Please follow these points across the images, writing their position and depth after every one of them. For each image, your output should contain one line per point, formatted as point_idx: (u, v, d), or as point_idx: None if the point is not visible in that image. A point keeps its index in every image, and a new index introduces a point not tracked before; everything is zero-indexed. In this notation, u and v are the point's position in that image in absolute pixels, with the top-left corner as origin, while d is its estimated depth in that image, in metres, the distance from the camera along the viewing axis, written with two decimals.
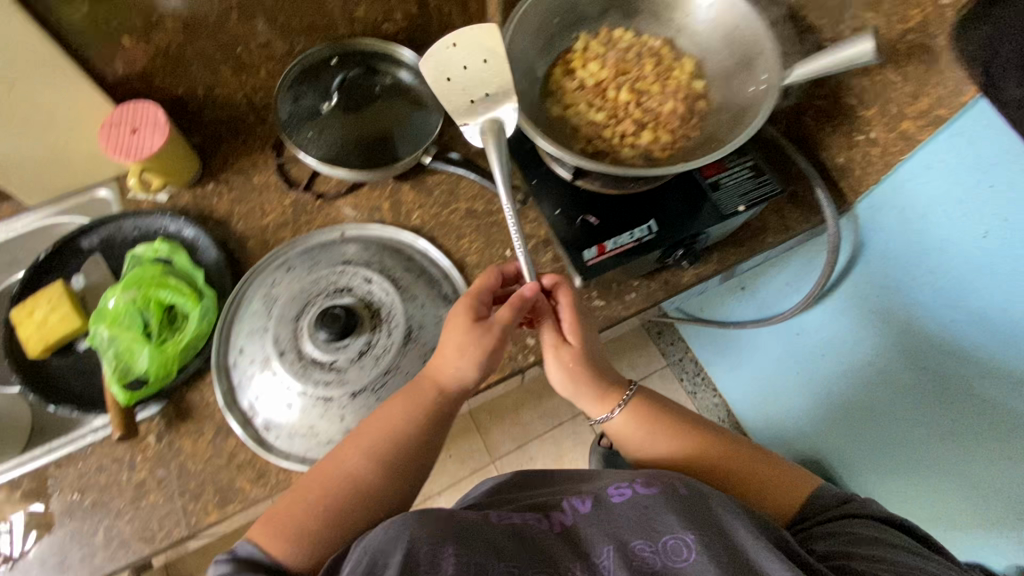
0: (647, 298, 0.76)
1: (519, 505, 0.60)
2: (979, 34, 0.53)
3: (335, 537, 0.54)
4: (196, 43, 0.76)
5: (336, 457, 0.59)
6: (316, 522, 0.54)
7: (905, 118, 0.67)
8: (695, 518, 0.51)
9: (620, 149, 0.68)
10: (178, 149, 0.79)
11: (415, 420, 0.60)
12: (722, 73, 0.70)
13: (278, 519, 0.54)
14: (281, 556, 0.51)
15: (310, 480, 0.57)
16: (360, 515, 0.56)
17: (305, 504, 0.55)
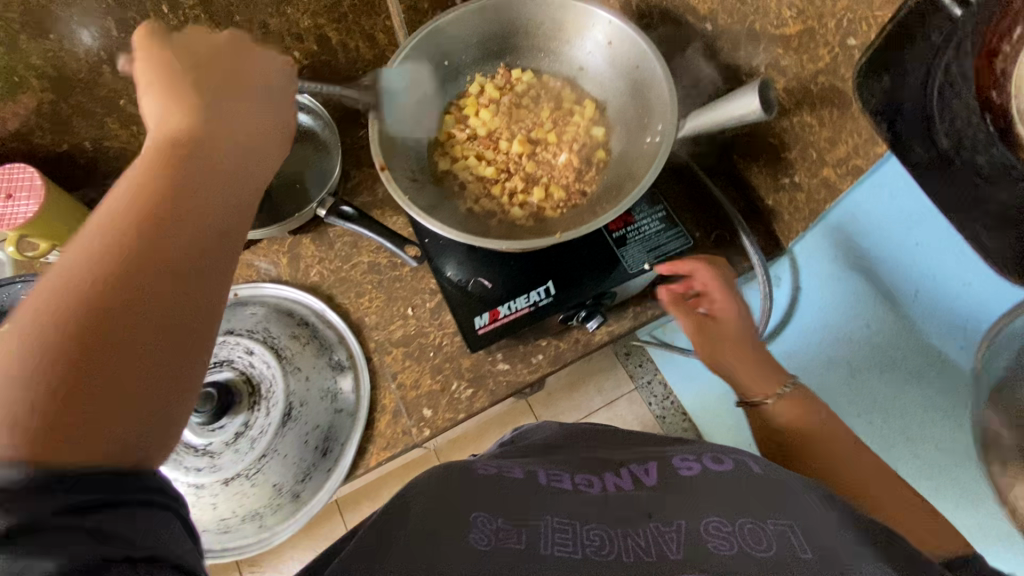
0: (555, 361, 0.70)
1: (587, 465, 0.56)
2: (881, 86, 0.46)
3: (158, 413, 0.30)
4: (72, 100, 0.72)
5: (78, 257, 0.31)
6: (77, 420, 0.27)
7: (825, 164, 0.60)
8: (781, 501, 0.46)
9: (509, 209, 0.63)
10: (62, 210, 0.75)
11: (258, 178, 0.41)
12: (623, 118, 0.65)
13: (31, 402, 0.27)
14: (41, 454, 0.26)
15: (64, 259, 0.30)
16: (185, 316, 0.32)
17: (55, 330, 0.28)
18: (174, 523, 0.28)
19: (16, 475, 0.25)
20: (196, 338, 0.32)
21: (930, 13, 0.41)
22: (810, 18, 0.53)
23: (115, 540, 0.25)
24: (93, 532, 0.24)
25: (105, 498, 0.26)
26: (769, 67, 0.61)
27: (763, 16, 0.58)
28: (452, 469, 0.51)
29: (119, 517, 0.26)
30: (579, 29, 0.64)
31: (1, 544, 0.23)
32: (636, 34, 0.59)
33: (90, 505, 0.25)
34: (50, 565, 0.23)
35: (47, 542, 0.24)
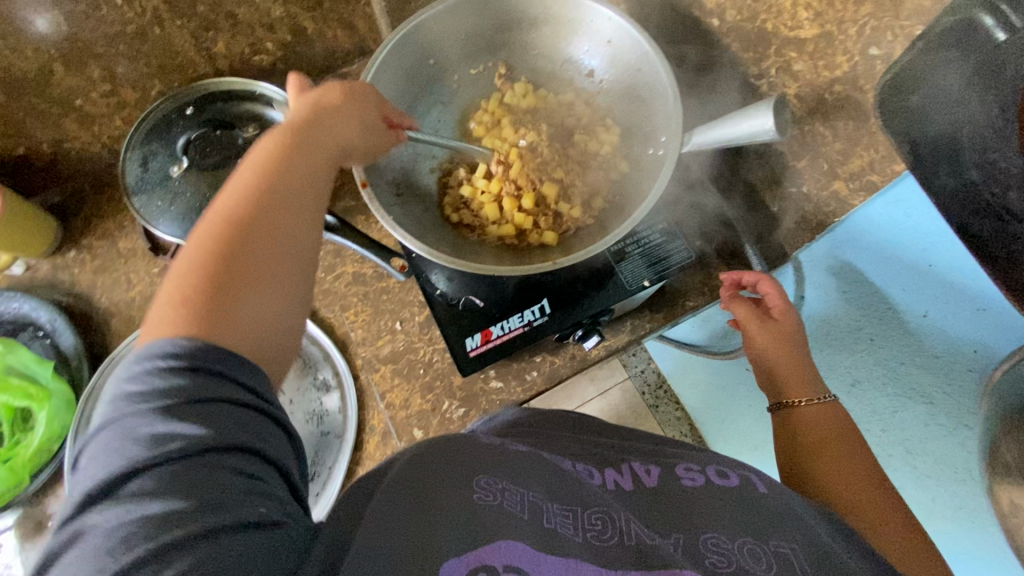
0: (550, 378, 0.67)
1: (576, 454, 0.52)
2: (909, 104, 0.43)
3: (268, 320, 0.38)
4: (24, 101, 0.66)
5: (230, 195, 0.40)
6: (230, 297, 0.36)
7: (836, 177, 0.58)
8: (784, 518, 0.44)
9: (495, 226, 0.62)
10: (24, 217, 0.69)
11: (332, 155, 0.47)
12: (626, 128, 0.61)
13: (196, 274, 0.37)
14: (205, 323, 0.35)
15: (219, 203, 0.40)
16: (280, 264, 0.39)
17: (221, 251, 0.38)
18: (264, 423, 0.33)
19: (191, 339, 0.34)
20: (287, 285, 0.40)
21: (974, 34, 0.37)
22: (828, 21, 0.51)
23: (223, 432, 0.31)
24: (219, 406, 0.32)
25: (235, 380, 0.34)
26: (780, 72, 0.56)
27: (776, 16, 0.54)
28: (448, 440, 0.45)
29: (235, 412, 0.32)
30: (578, 26, 0.59)
31: (168, 391, 0.32)
32: (640, 34, 0.53)
33: (224, 380, 0.33)
34: (193, 433, 0.31)
35: (194, 410, 0.31)
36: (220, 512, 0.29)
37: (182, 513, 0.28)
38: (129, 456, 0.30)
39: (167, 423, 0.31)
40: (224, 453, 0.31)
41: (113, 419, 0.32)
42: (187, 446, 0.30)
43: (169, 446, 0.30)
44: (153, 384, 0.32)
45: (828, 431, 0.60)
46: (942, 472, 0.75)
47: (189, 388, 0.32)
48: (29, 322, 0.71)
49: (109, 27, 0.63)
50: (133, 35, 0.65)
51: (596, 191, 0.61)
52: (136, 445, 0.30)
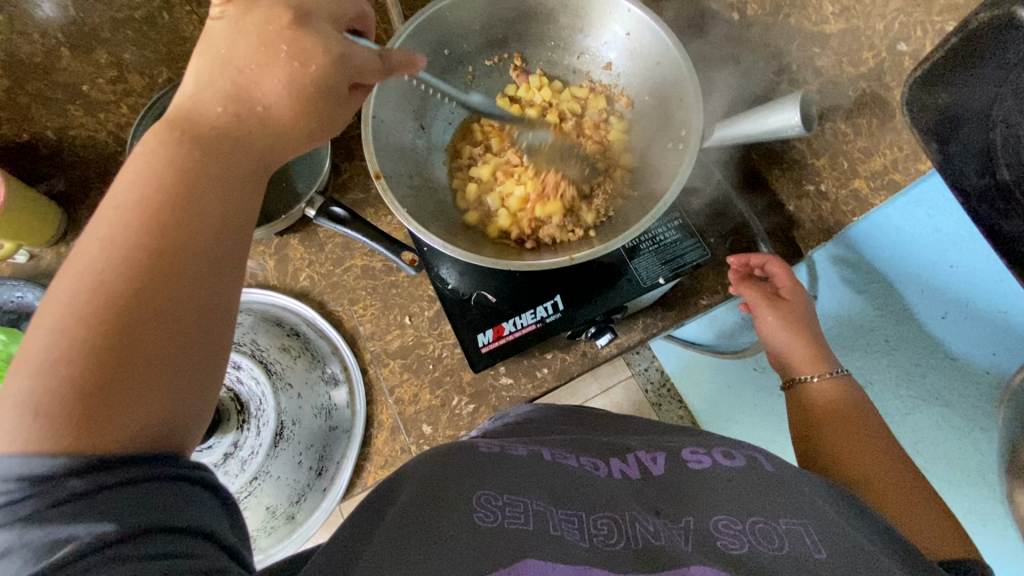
0: (560, 376, 0.67)
1: (586, 440, 0.52)
2: (936, 102, 0.42)
3: (167, 404, 0.30)
4: None
5: (103, 244, 0.31)
6: (109, 394, 0.29)
7: (856, 175, 0.56)
8: (798, 501, 0.43)
9: (508, 220, 0.61)
10: (29, 205, 0.68)
11: (254, 162, 0.38)
12: (643, 122, 0.60)
13: (61, 372, 0.28)
14: (75, 436, 0.28)
15: (86, 264, 0.31)
16: (183, 334, 0.32)
17: (96, 336, 0.29)
18: (187, 492, 0.28)
19: (55, 461, 0.27)
20: (198, 350, 0.32)
21: (1005, 32, 0.36)
22: (855, 16, 0.49)
23: (127, 517, 0.26)
24: (106, 500, 0.26)
25: (128, 470, 0.28)
26: (802, 66, 0.55)
27: (800, 8, 0.52)
28: (448, 450, 0.45)
29: (137, 495, 0.27)
30: (597, 18, 0.58)
31: (37, 501, 0.26)
32: (661, 27, 0.52)
33: (130, 466, 0.28)
34: (90, 530, 0.25)
35: (84, 506, 0.26)
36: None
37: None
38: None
39: (46, 529, 0.25)
40: (137, 537, 0.26)
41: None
42: (86, 544, 0.25)
43: (64, 550, 0.25)
44: (13, 498, 0.26)
45: (843, 403, 0.60)
46: (955, 472, 0.74)
47: (65, 488, 0.26)
48: (32, 311, 0.71)
49: None
50: None
51: (610, 185, 0.60)
52: (8, 567, 0.25)
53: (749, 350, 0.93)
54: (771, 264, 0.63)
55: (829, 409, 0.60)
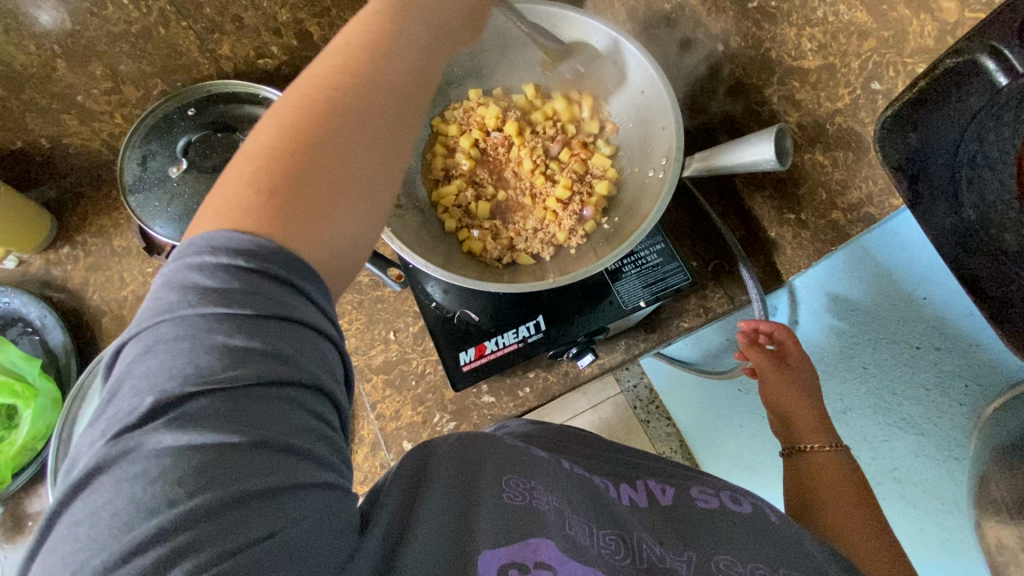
0: (542, 395, 0.67)
1: (595, 465, 0.52)
2: (905, 142, 0.43)
3: (353, 231, 0.34)
4: (24, 96, 0.66)
5: (316, 79, 0.34)
6: (301, 203, 0.31)
7: (834, 207, 0.57)
8: (792, 547, 0.44)
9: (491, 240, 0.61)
10: (18, 212, 0.69)
11: (440, 31, 0.40)
12: (626, 145, 0.61)
13: (262, 176, 0.31)
14: (272, 222, 0.30)
15: (300, 87, 0.34)
16: (369, 165, 0.35)
17: (294, 151, 0.32)
18: (324, 352, 0.30)
19: (258, 243, 0.29)
20: (375, 185, 0.35)
21: (974, 77, 0.37)
22: (832, 54, 0.50)
23: (291, 364, 0.28)
24: (281, 329, 0.28)
25: (307, 298, 0.30)
26: (783, 99, 0.56)
27: (780, 45, 0.54)
28: (478, 437, 0.45)
29: (297, 344, 0.29)
30: (582, 45, 0.59)
31: (224, 298, 0.27)
32: (644, 57, 0.53)
33: (289, 289, 0.29)
34: (254, 356, 0.27)
35: (234, 343, 0.27)
36: (272, 463, 0.26)
37: (234, 455, 0.26)
38: (169, 380, 0.26)
39: (223, 341, 0.27)
40: (283, 389, 0.28)
41: (156, 326, 0.27)
42: (239, 380, 0.26)
43: (221, 379, 0.26)
44: (210, 288, 0.27)
45: (837, 480, 0.60)
46: (928, 499, 0.73)
47: (259, 291, 0.28)
48: (17, 317, 0.70)
49: (113, 26, 0.63)
50: (137, 34, 0.65)
51: (589, 208, 0.60)
52: (191, 359, 0.26)
53: (734, 371, 0.93)
54: (779, 331, 0.68)
55: (820, 484, 0.60)
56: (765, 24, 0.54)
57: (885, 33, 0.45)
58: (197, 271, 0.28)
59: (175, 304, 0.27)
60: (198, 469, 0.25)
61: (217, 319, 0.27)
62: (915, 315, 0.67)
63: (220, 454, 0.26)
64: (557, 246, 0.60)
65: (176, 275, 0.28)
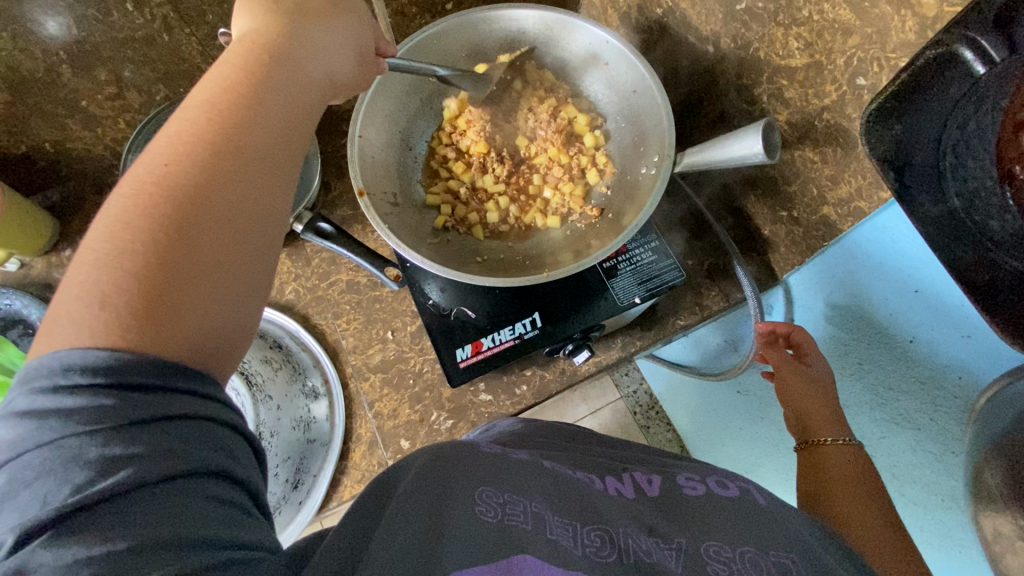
0: (539, 393, 0.67)
1: (581, 458, 0.53)
2: (890, 135, 0.44)
3: (218, 300, 0.32)
4: (29, 100, 0.68)
5: (172, 142, 0.34)
6: (174, 297, 0.30)
7: (825, 202, 0.57)
8: (779, 531, 0.44)
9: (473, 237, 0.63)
10: (23, 214, 0.70)
11: (304, 91, 0.40)
12: (619, 143, 0.63)
13: (142, 249, 0.30)
14: (136, 341, 0.28)
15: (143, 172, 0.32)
16: (245, 240, 0.34)
17: (162, 228, 0.31)
18: (226, 441, 0.29)
19: (120, 354, 0.27)
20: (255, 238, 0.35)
21: (953, 67, 0.38)
22: (818, 52, 0.51)
23: (189, 458, 0.27)
24: (168, 435, 0.27)
25: (197, 393, 0.29)
26: (772, 98, 0.57)
27: (769, 44, 0.55)
28: (457, 447, 0.46)
29: (201, 436, 0.28)
30: (578, 46, 0.61)
31: (113, 413, 0.26)
32: (634, 56, 0.56)
33: (160, 388, 0.28)
34: (136, 456, 0.25)
35: (112, 433, 0.26)
36: (197, 532, 0.25)
37: (133, 559, 0.24)
38: (62, 495, 0.24)
39: (84, 454, 0.25)
40: (194, 479, 0.26)
41: (36, 450, 0.25)
42: (121, 483, 0.25)
43: (94, 488, 0.24)
44: (83, 407, 0.26)
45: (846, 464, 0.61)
46: (927, 497, 0.74)
47: (131, 396, 0.27)
48: (19, 319, 0.71)
49: (119, 32, 0.65)
50: (141, 41, 0.66)
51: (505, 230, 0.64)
52: (77, 478, 0.25)
53: (731, 372, 0.93)
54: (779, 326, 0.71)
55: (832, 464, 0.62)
56: (754, 25, 0.56)
57: (868, 30, 0.46)
58: (23, 397, 0.26)
59: (51, 422, 0.26)
60: None
61: (74, 419, 0.26)
62: (910, 304, 0.67)
63: (116, 564, 0.23)
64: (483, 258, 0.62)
65: (50, 389, 0.26)
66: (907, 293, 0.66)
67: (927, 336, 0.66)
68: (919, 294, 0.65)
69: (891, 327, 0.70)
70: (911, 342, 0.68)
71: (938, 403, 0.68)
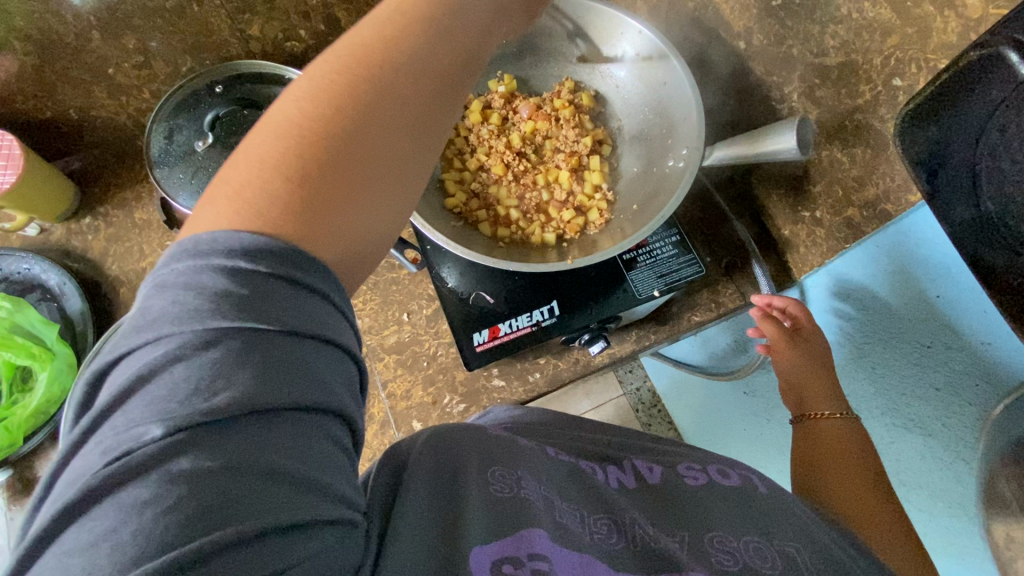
0: (552, 381, 0.68)
1: (588, 447, 0.53)
2: (925, 136, 0.43)
3: (378, 225, 0.31)
4: (57, 66, 0.68)
5: (366, 33, 0.31)
6: (332, 199, 0.28)
7: (850, 204, 0.57)
8: (790, 527, 0.45)
9: (495, 220, 0.64)
10: (45, 180, 0.70)
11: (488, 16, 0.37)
12: (645, 134, 0.63)
13: (317, 141, 0.28)
14: (294, 232, 0.27)
15: (312, 84, 0.30)
16: (408, 159, 0.32)
17: (322, 132, 0.29)
18: (347, 369, 0.26)
19: (272, 244, 0.26)
20: (416, 166, 0.32)
21: (996, 68, 0.38)
22: (854, 51, 0.51)
23: (317, 384, 0.24)
24: (306, 351, 0.25)
25: (332, 307, 0.27)
26: (802, 96, 0.57)
27: (803, 41, 0.55)
28: (456, 429, 0.43)
29: (327, 355, 0.25)
30: (610, 36, 0.61)
31: (250, 307, 0.24)
32: (668, 47, 0.55)
33: (298, 290, 0.26)
34: (272, 369, 0.24)
35: (253, 335, 0.24)
36: (305, 469, 0.24)
37: (246, 483, 0.22)
38: (208, 391, 0.23)
39: (217, 351, 0.23)
40: (319, 411, 0.25)
41: (175, 333, 0.23)
42: (240, 401, 0.23)
43: (216, 399, 0.23)
44: (229, 299, 0.24)
45: (844, 445, 0.62)
46: (934, 504, 0.75)
47: (272, 289, 0.25)
48: (37, 284, 0.71)
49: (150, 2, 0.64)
50: (171, 10, 0.66)
51: (527, 216, 0.64)
52: (210, 378, 0.23)
53: (741, 371, 0.94)
54: (793, 306, 0.67)
55: (826, 444, 0.63)
56: (788, 22, 0.55)
57: (908, 30, 0.47)
58: (181, 263, 0.25)
59: (190, 306, 0.24)
60: (202, 503, 0.21)
61: (214, 310, 0.24)
62: (927, 311, 0.70)
63: (220, 483, 0.22)
64: (512, 240, 0.63)
65: (192, 271, 0.24)
66: (931, 301, 0.69)
67: (948, 344, 0.69)
68: (938, 302, 0.69)
69: (913, 334, 0.71)
70: (930, 349, 0.70)
71: (951, 406, 0.71)
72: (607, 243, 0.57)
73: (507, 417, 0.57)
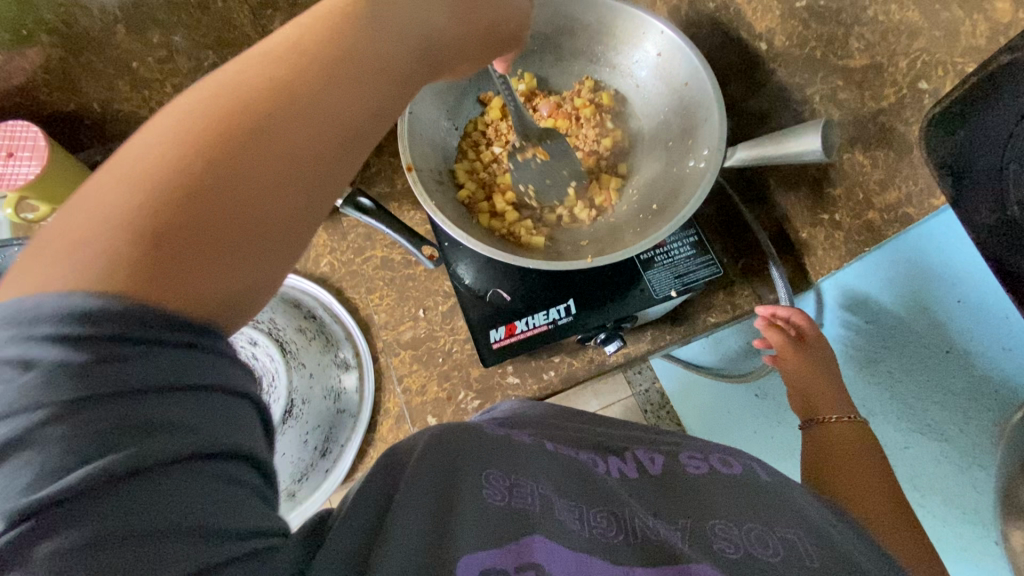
0: (566, 379, 0.68)
1: (590, 440, 0.54)
2: (955, 139, 0.44)
3: (243, 284, 0.27)
4: (82, 58, 0.68)
5: (245, 66, 0.28)
6: (179, 256, 0.25)
7: (871, 207, 0.57)
8: (793, 514, 0.44)
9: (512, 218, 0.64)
10: (68, 171, 0.71)
11: (415, 54, 0.35)
12: (665, 135, 0.63)
13: (170, 186, 0.25)
14: (129, 291, 0.24)
15: (156, 128, 0.26)
16: (291, 203, 0.28)
17: (167, 180, 0.25)
18: (230, 409, 0.24)
19: (110, 306, 0.23)
20: (300, 209, 0.28)
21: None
22: (879, 53, 0.51)
23: (195, 431, 0.23)
24: (166, 412, 0.23)
25: (210, 354, 0.25)
26: (825, 99, 0.57)
27: (827, 44, 0.55)
28: (457, 429, 0.45)
29: (197, 404, 0.23)
30: (631, 36, 0.61)
31: (94, 376, 0.22)
32: (690, 47, 0.55)
33: (151, 348, 0.23)
34: (132, 437, 0.22)
35: (95, 407, 0.22)
36: (192, 521, 0.22)
37: (114, 556, 0.21)
38: (48, 478, 0.21)
39: (64, 427, 0.21)
40: (196, 461, 0.23)
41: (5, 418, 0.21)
42: (92, 478, 0.21)
43: (69, 477, 0.21)
44: (71, 367, 0.22)
45: (853, 443, 0.62)
46: (948, 509, 0.75)
47: (113, 353, 0.22)
48: None
49: None
50: (195, 4, 0.67)
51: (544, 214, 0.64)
52: (57, 457, 0.21)
53: (753, 374, 0.93)
54: (795, 315, 0.67)
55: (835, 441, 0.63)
56: (812, 24, 0.55)
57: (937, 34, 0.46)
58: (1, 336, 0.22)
59: (27, 383, 0.22)
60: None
61: (54, 384, 0.22)
62: (943, 318, 0.68)
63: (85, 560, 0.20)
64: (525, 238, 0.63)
65: (18, 343, 0.22)
66: (948, 307, 0.67)
67: (965, 352, 0.68)
68: (955, 307, 0.67)
69: (925, 341, 0.71)
70: (944, 356, 0.70)
71: (968, 412, 0.71)
72: (627, 241, 0.57)
73: (508, 414, 0.58)
